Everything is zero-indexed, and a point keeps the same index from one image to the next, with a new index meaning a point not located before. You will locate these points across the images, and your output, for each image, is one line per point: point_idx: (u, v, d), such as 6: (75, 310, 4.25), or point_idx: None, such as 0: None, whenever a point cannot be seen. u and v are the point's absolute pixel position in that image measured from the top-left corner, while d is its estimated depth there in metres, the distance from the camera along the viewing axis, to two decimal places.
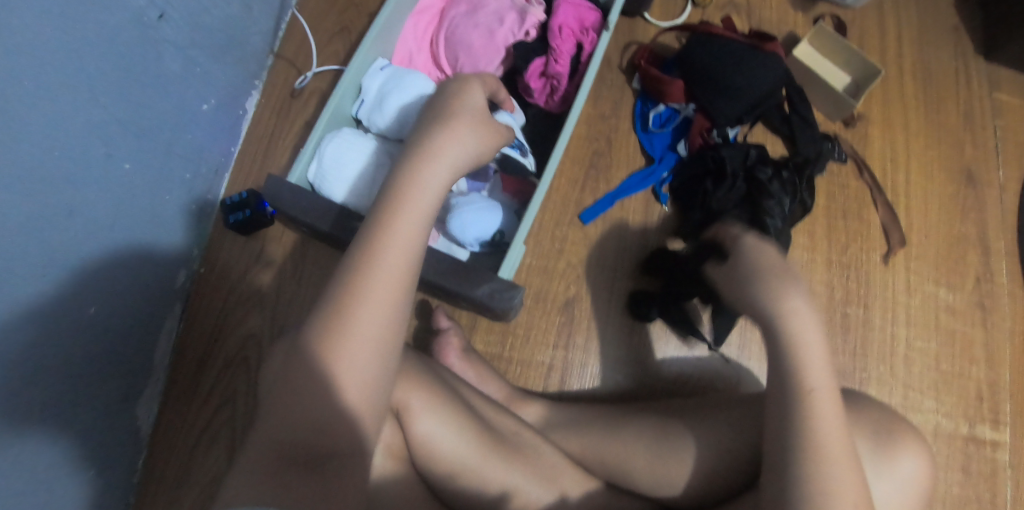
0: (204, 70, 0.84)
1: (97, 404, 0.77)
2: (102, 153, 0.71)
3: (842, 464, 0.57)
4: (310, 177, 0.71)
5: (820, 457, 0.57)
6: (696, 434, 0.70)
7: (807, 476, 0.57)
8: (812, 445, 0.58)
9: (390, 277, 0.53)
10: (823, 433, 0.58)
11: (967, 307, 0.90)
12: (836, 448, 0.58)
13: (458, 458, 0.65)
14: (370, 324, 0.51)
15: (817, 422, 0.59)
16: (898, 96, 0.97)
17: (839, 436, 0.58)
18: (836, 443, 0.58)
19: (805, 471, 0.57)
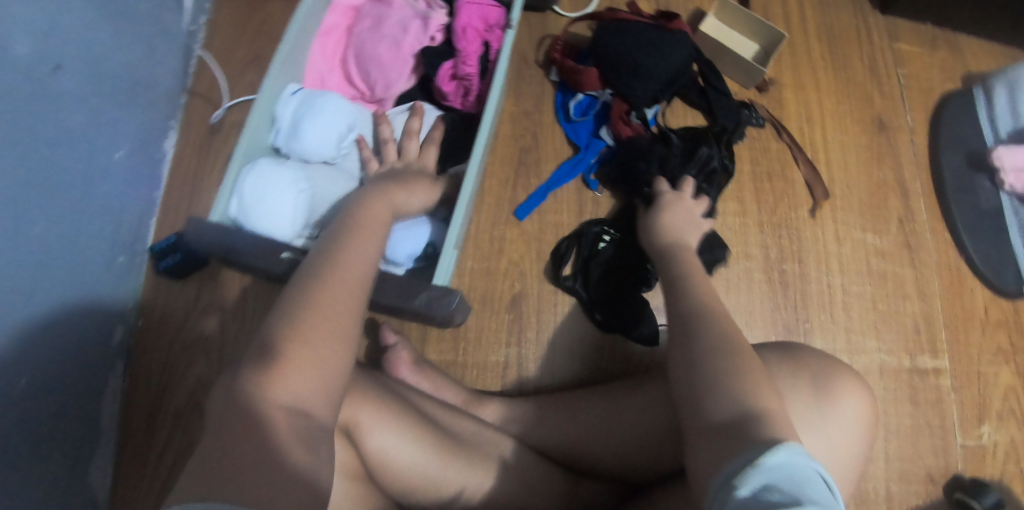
0: (112, 118, 0.81)
1: (48, 477, 0.73)
2: (20, 218, 0.68)
3: (762, 385, 0.55)
4: (233, 214, 0.70)
5: (732, 361, 0.56)
6: (647, 406, 0.73)
7: (732, 389, 0.54)
8: (730, 362, 0.56)
9: (340, 294, 0.54)
10: (743, 360, 0.56)
11: (894, 248, 0.94)
12: (750, 363, 0.56)
13: (414, 470, 0.63)
14: (323, 335, 0.52)
15: (729, 347, 0.58)
16: (806, 57, 1.01)
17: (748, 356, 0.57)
18: (752, 363, 0.57)
19: (720, 378, 0.55)
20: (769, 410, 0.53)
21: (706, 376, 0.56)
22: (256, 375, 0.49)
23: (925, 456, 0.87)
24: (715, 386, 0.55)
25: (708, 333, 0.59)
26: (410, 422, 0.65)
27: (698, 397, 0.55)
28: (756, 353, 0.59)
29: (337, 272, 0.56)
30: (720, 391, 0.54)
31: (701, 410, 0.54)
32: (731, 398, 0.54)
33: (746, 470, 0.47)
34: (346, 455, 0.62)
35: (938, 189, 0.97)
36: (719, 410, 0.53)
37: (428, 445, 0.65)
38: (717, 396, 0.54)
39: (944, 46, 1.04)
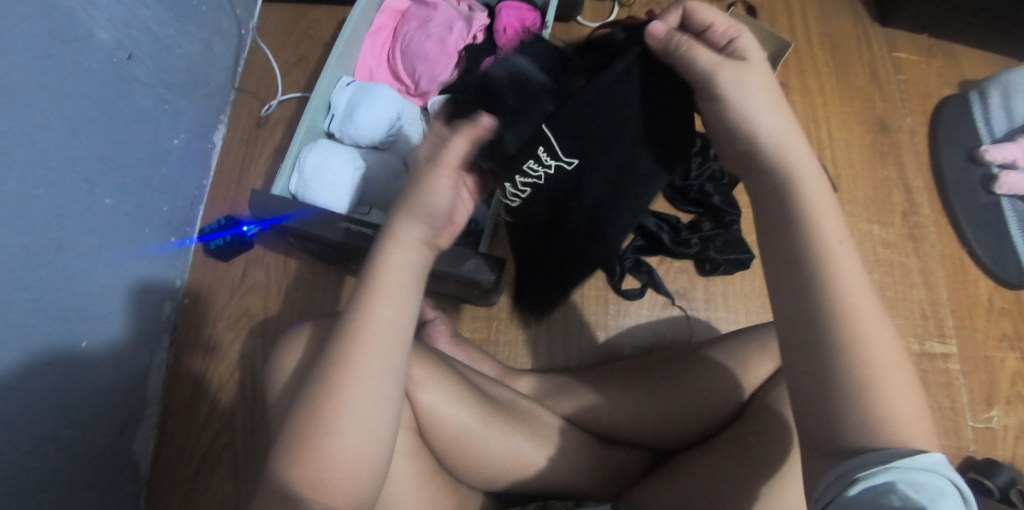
0: (173, 107, 0.89)
1: (93, 436, 0.78)
2: (85, 186, 0.75)
3: (900, 379, 0.50)
4: (292, 188, 0.78)
5: (861, 353, 0.50)
6: (686, 377, 0.77)
7: (876, 395, 0.49)
8: (858, 357, 0.50)
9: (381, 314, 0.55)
10: (872, 350, 0.50)
11: (900, 239, 0.99)
12: (886, 360, 0.50)
13: (462, 425, 0.70)
14: (382, 374, 0.53)
15: (859, 333, 0.50)
16: (811, 64, 1.08)
17: (887, 347, 0.51)
18: (883, 353, 0.50)
19: (856, 385, 0.50)
20: (905, 420, 0.49)
21: (835, 387, 0.50)
22: (321, 427, 0.51)
23: (936, 436, 0.90)
24: (849, 402, 0.50)
25: (830, 316, 0.51)
26: (453, 381, 0.71)
27: (826, 404, 0.50)
28: (857, 294, 0.51)
29: (383, 291, 0.55)
30: (856, 409, 0.49)
31: (837, 432, 0.50)
32: (874, 423, 0.49)
33: (870, 466, 0.47)
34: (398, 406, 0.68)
35: (940, 186, 1.02)
36: (854, 439, 0.49)
37: (473, 403, 0.71)
38: (852, 419, 0.49)
39: (941, 55, 1.12)
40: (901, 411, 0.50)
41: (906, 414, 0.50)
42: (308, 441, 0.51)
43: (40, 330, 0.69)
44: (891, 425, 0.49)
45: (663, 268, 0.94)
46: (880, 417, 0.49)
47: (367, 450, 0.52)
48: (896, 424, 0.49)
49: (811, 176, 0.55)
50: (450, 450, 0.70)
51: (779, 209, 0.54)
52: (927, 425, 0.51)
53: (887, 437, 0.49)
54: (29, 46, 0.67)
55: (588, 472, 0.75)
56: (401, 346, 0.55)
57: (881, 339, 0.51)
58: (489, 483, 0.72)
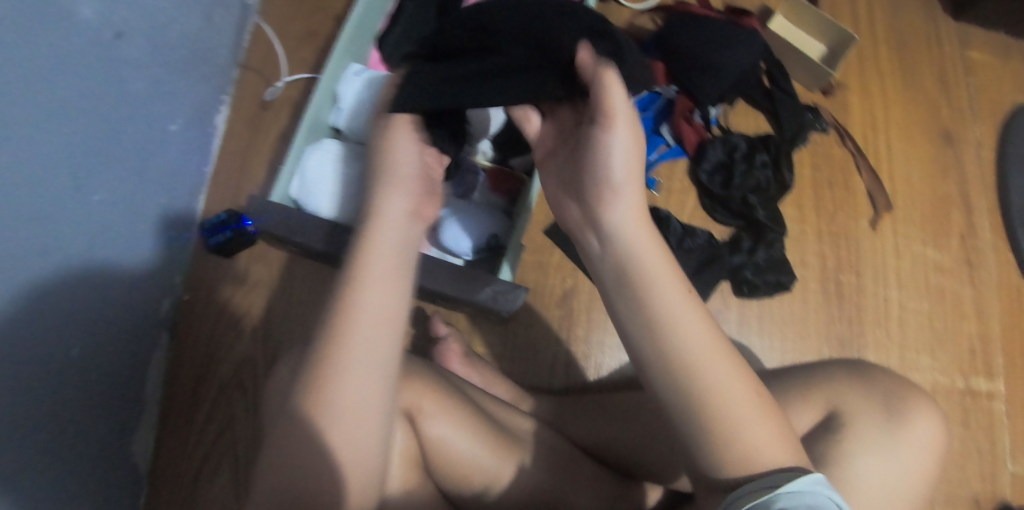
0: (169, 89, 0.81)
1: (93, 443, 0.74)
2: (75, 184, 0.67)
3: (717, 363, 0.50)
4: (294, 193, 0.75)
5: (693, 378, 0.50)
6: None
7: (704, 381, 0.50)
8: (671, 329, 0.51)
9: (378, 281, 0.53)
10: (660, 296, 0.52)
11: (955, 266, 0.91)
12: (705, 346, 0.50)
13: (473, 459, 0.63)
14: (370, 349, 0.51)
15: (664, 308, 0.51)
16: (874, 62, 0.98)
17: (698, 322, 0.51)
18: (707, 345, 0.51)
19: (677, 368, 0.50)
20: (676, 309, 0.52)
21: (683, 418, 0.50)
22: (307, 421, 0.49)
23: (973, 480, 0.85)
24: (656, 365, 0.51)
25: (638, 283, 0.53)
26: (465, 411, 0.65)
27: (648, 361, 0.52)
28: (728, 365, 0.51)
29: (376, 275, 0.54)
30: (684, 401, 0.50)
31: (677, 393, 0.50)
32: (724, 438, 0.49)
33: (759, 492, 0.46)
34: (405, 440, 0.63)
35: (1003, 207, 0.94)
36: (754, 462, 0.48)
37: (486, 436, 0.64)
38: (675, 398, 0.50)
39: (1018, 57, 1.00)
40: (699, 351, 0.50)
41: (705, 352, 0.50)
42: (296, 435, 0.49)
43: (30, 350, 0.62)
44: (716, 399, 0.49)
45: None
46: (693, 358, 0.50)
47: (354, 434, 0.50)
48: (715, 380, 0.50)
49: (647, 252, 0.53)
50: (458, 487, 0.64)
51: (629, 284, 0.53)
52: (794, 443, 0.51)
53: (741, 448, 0.48)
54: (26, 20, 0.58)
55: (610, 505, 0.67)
56: (384, 335, 0.52)
57: (679, 297, 0.52)
58: None
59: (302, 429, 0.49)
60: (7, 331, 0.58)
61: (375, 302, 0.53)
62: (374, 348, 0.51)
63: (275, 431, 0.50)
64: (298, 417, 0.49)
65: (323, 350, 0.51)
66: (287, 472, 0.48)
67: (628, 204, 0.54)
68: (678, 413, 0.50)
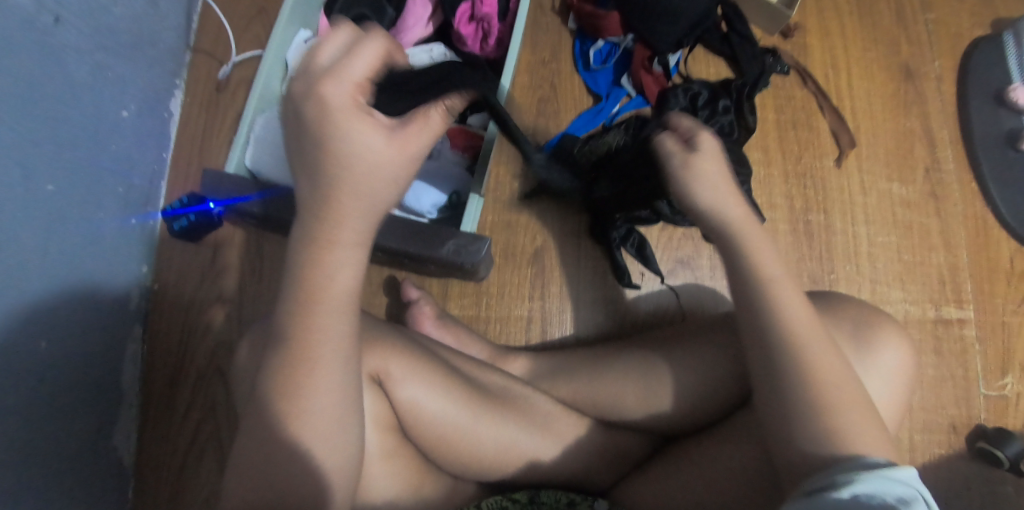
0: (117, 75, 0.79)
1: (73, 438, 0.73)
2: (23, 177, 0.65)
3: (820, 346, 0.55)
4: (250, 163, 0.74)
5: (811, 372, 0.54)
6: (683, 356, 0.71)
7: (809, 352, 0.54)
8: (786, 332, 0.55)
9: (336, 301, 0.49)
10: (784, 303, 0.56)
11: (920, 199, 0.92)
12: (810, 328, 0.56)
13: (446, 418, 0.64)
14: (337, 376, 0.49)
15: (776, 311, 0.56)
16: (831, 1, 0.97)
17: (809, 326, 0.56)
18: (825, 355, 0.55)
19: (797, 367, 0.54)
20: (787, 305, 0.56)
21: (791, 393, 0.54)
22: (276, 456, 0.48)
23: (948, 405, 0.87)
24: (782, 364, 0.55)
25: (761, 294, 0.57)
26: (437, 373, 0.65)
27: (771, 361, 0.55)
28: (830, 354, 0.55)
29: (331, 297, 0.48)
30: (795, 376, 0.54)
31: (769, 365, 0.55)
32: (828, 434, 0.52)
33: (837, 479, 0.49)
34: (375, 404, 0.63)
35: (966, 138, 0.94)
36: (810, 448, 0.52)
37: (459, 396, 0.65)
38: (795, 395, 0.54)
39: None
40: (808, 333, 0.55)
41: (820, 344, 0.55)
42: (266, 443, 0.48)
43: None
44: (818, 369, 0.54)
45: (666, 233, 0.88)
46: (792, 345, 0.55)
47: (332, 459, 0.49)
48: (821, 367, 0.54)
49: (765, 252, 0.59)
50: (439, 446, 0.65)
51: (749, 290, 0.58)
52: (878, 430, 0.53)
53: (843, 430, 0.52)
54: None
55: (581, 457, 0.70)
56: (348, 354, 0.49)
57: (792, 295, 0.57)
58: (480, 475, 0.67)
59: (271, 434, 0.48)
60: None
61: (336, 322, 0.49)
62: (342, 372, 0.49)
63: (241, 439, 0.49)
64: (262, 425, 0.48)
65: (283, 381, 0.48)
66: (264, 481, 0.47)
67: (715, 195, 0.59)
68: (777, 385, 0.54)
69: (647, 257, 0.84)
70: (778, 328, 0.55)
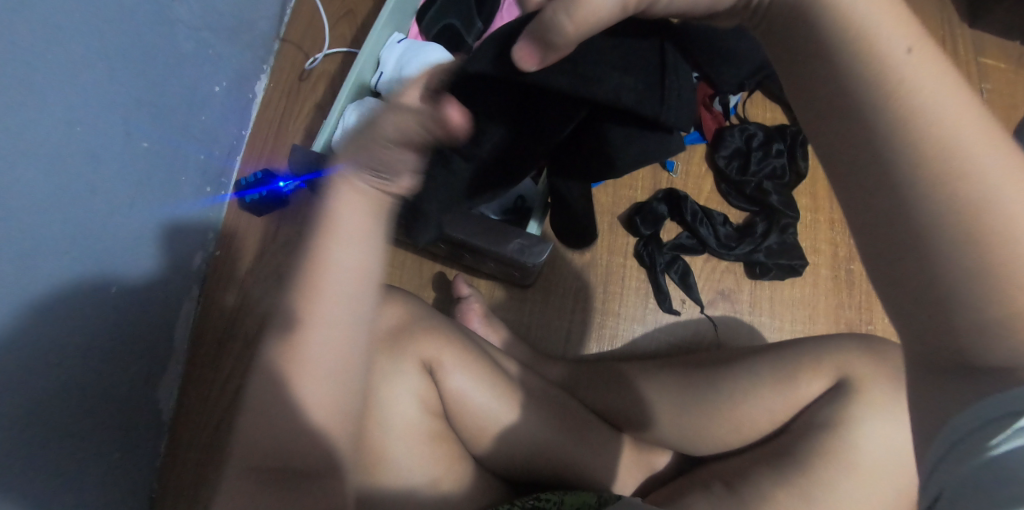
0: (216, 53, 0.85)
1: (124, 381, 0.76)
2: (122, 131, 0.71)
3: (971, 134, 0.34)
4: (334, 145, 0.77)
5: (951, 178, 0.33)
6: (736, 380, 0.68)
7: (950, 162, 0.33)
8: (908, 129, 0.34)
9: (347, 234, 0.45)
10: (899, 71, 0.34)
11: None
12: (960, 124, 0.34)
13: (489, 411, 0.63)
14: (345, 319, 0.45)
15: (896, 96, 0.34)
16: None
17: (952, 106, 0.34)
18: (999, 169, 0.33)
19: (929, 182, 0.33)
20: (916, 82, 0.34)
21: (944, 265, 0.33)
22: (272, 394, 0.45)
23: None
24: (918, 203, 0.34)
25: (867, 89, 0.35)
26: (484, 366, 0.65)
27: (893, 194, 0.34)
28: (979, 139, 0.34)
29: (342, 228, 0.45)
30: (925, 182, 0.33)
31: (889, 188, 0.34)
32: (998, 261, 0.33)
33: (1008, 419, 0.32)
34: (423, 391, 0.61)
35: None
36: (993, 350, 0.33)
37: (504, 392, 0.64)
38: (949, 243, 0.33)
39: None
40: (953, 113, 0.34)
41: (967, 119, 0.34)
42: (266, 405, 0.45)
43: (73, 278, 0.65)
44: (959, 152, 0.33)
45: (709, 265, 0.89)
46: (928, 148, 0.33)
47: (334, 406, 0.46)
48: (971, 159, 0.33)
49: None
50: (478, 439, 0.63)
51: (835, 86, 0.36)
52: None
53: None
54: None
55: (615, 468, 0.68)
56: (351, 290, 0.45)
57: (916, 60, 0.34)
58: (507, 471, 0.65)
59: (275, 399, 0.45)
60: (52, 255, 0.62)
61: (349, 255, 0.45)
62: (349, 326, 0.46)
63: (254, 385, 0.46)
64: (271, 393, 0.45)
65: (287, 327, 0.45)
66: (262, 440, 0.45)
67: None
68: (912, 231, 0.34)
69: (689, 286, 0.86)
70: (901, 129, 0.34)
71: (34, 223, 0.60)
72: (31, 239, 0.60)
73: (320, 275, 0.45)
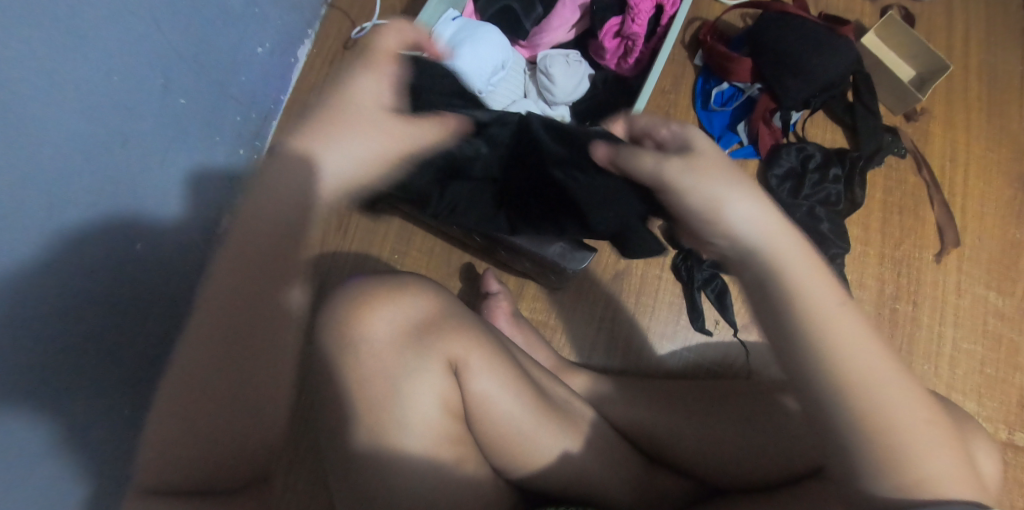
0: (263, 13, 0.82)
1: None
2: (161, 85, 0.69)
3: (884, 382, 0.47)
4: None
5: (868, 415, 0.46)
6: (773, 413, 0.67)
7: (876, 403, 0.46)
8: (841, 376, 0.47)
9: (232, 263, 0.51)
10: (827, 323, 0.47)
11: (1016, 313, 0.88)
12: (875, 374, 0.47)
13: (511, 420, 0.60)
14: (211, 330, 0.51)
15: (833, 344, 0.47)
16: (963, 94, 0.95)
17: (876, 365, 0.47)
18: (903, 410, 0.46)
19: (859, 420, 0.46)
20: (846, 345, 0.47)
21: (859, 463, 0.46)
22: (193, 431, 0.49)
23: None
24: (846, 428, 0.46)
25: (821, 351, 0.47)
26: (511, 370, 0.62)
27: (829, 422, 0.47)
28: (894, 391, 0.47)
29: (236, 256, 0.51)
30: (870, 448, 0.46)
31: (834, 430, 0.47)
32: (900, 468, 0.45)
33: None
34: (445, 391, 0.59)
35: None
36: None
37: (530, 400, 0.61)
38: (865, 460, 0.46)
39: None
40: (889, 395, 0.46)
41: (898, 397, 0.47)
42: (217, 411, 0.50)
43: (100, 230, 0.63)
44: (878, 401, 0.46)
45: None
46: (852, 387, 0.46)
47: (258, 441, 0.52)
48: (896, 422, 0.46)
49: (805, 265, 0.49)
50: (494, 446, 0.61)
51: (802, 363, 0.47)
52: (959, 462, 0.47)
53: (919, 482, 0.45)
54: None
55: (633, 492, 0.65)
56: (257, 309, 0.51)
57: (835, 304, 0.48)
58: (520, 479, 0.62)
59: (224, 418, 0.51)
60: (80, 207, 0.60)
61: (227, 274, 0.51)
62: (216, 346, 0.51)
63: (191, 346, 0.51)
64: (212, 421, 0.50)
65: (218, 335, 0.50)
66: (200, 453, 0.50)
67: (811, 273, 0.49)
68: (846, 463, 0.47)
69: (725, 306, 0.82)
70: (834, 370, 0.47)
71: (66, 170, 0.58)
72: (63, 189, 0.58)
73: (247, 297, 0.51)
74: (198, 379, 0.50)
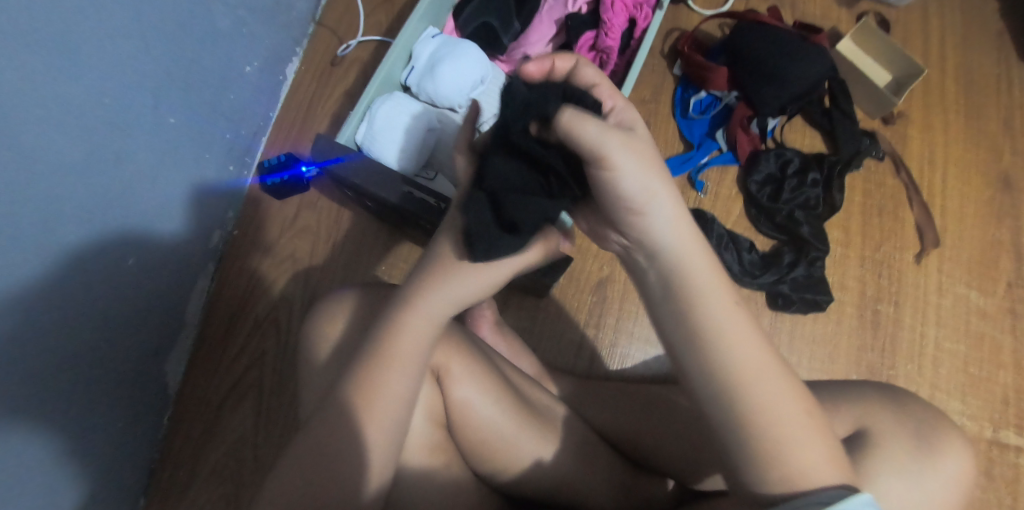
0: (250, 33, 0.84)
1: (132, 354, 0.76)
2: (150, 107, 0.71)
3: (767, 382, 0.47)
4: (359, 139, 0.76)
5: (747, 409, 0.47)
6: None
7: (758, 397, 0.47)
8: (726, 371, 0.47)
9: (401, 360, 0.53)
10: (724, 334, 0.47)
11: (997, 312, 0.89)
12: (759, 371, 0.47)
13: (492, 426, 0.61)
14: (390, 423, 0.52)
15: (715, 341, 0.47)
16: (939, 97, 0.96)
17: (761, 367, 0.48)
18: (787, 412, 0.47)
19: (735, 416, 0.47)
20: (734, 345, 0.48)
21: (739, 457, 0.47)
22: (294, 469, 0.50)
23: None
24: (723, 424, 0.48)
25: (712, 339, 0.48)
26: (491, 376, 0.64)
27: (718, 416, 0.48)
28: (777, 389, 0.47)
29: (399, 358, 0.53)
30: (751, 446, 0.47)
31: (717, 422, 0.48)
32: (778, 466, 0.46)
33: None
34: (426, 399, 0.61)
35: None
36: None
37: (511, 407, 0.63)
38: (747, 458, 0.47)
39: None
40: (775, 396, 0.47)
41: (784, 397, 0.47)
42: (332, 447, 0.50)
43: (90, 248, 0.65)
44: (762, 402, 0.47)
45: None
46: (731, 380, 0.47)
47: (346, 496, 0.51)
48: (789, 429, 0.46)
49: (699, 262, 0.49)
50: (476, 452, 0.62)
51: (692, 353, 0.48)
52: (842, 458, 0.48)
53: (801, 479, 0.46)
54: None
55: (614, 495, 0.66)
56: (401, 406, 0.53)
57: (726, 304, 0.48)
58: (504, 483, 0.63)
59: (342, 450, 0.51)
60: (70, 225, 0.62)
61: (398, 383, 0.53)
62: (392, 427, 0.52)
63: (286, 473, 0.50)
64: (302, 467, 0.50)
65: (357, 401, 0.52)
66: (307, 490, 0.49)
67: (707, 276, 0.49)
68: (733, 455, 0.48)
69: None
70: (714, 362, 0.47)
71: (57, 191, 0.60)
72: (55, 210, 0.60)
73: (377, 386, 0.52)
74: (331, 443, 0.51)
